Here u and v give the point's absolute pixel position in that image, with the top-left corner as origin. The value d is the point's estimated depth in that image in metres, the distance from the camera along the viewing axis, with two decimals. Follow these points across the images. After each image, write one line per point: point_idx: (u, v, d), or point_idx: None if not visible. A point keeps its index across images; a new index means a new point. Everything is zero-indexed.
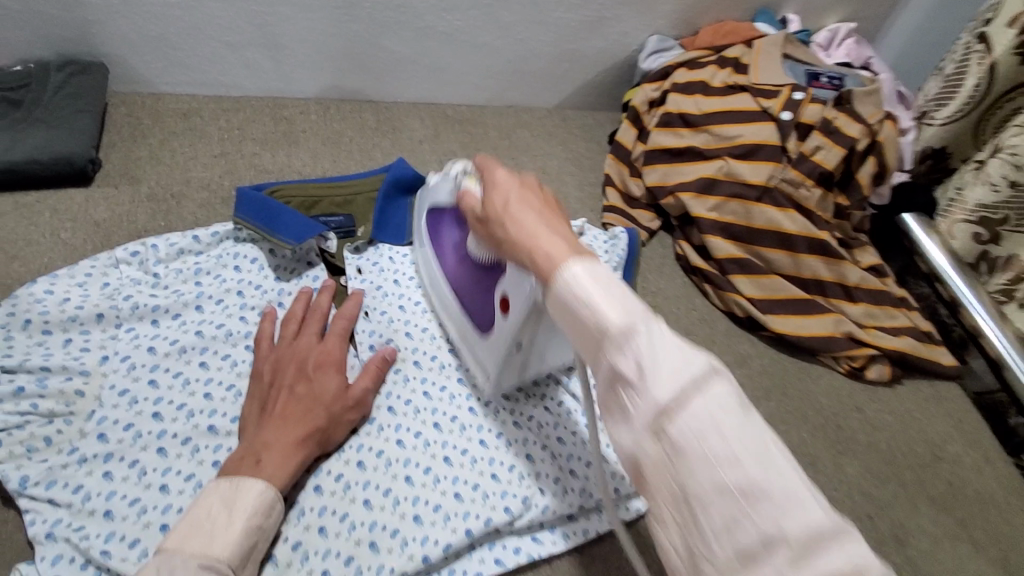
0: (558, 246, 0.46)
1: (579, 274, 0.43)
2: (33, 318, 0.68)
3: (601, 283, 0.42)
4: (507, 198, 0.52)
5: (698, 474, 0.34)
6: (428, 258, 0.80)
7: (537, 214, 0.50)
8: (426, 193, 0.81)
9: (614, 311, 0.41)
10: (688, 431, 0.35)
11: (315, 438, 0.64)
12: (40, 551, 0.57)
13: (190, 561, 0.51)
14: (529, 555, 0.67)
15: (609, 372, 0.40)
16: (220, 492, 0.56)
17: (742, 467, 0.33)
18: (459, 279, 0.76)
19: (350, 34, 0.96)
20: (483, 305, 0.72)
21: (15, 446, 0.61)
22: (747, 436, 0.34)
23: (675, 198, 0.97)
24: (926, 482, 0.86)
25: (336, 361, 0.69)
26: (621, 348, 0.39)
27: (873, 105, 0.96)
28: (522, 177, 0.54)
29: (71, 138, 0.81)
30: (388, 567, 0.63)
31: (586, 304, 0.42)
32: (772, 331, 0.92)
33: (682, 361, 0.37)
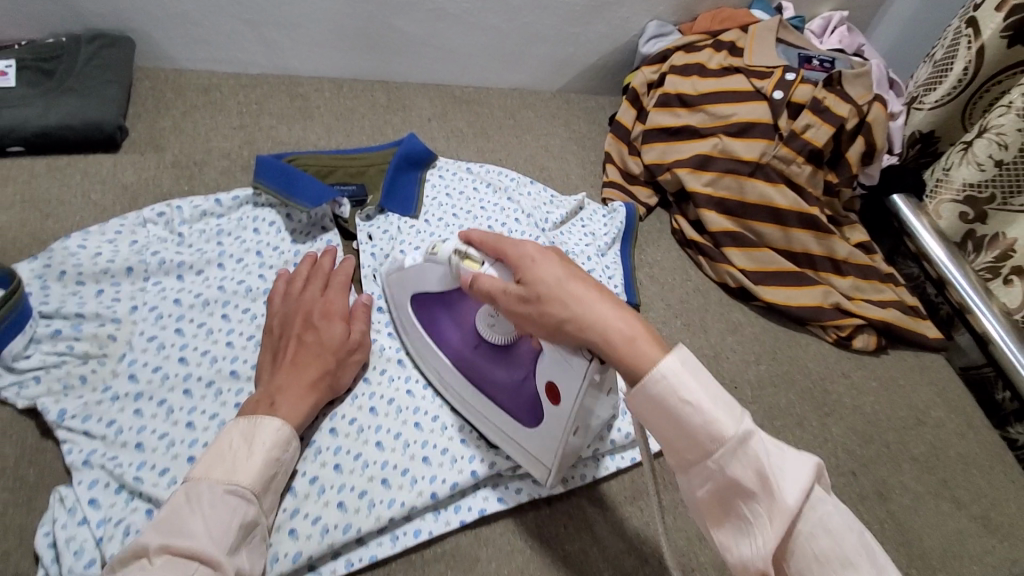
0: (642, 343, 0.49)
1: (679, 374, 0.47)
2: (67, 270, 0.72)
3: (703, 386, 0.47)
4: (557, 279, 0.53)
5: (819, 572, 0.44)
6: (431, 348, 0.76)
7: (599, 297, 0.52)
8: (399, 278, 0.76)
9: (730, 425, 0.46)
10: (807, 537, 0.45)
11: (326, 380, 0.68)
12: (77, 476, 0.61)
13: (214, 487, 0.54)
14: (530, 496, 0.72)
15: (721, 479, 0.47)
16: (240, 428, 0.59)
17: (855, 565, 0.43)
18: (483, 367, 0.72)
19: (363, 14, 1.00)
20: (521, 389, 0.69)
21: (53, 383, 0.66)
22: (852, 532, 0.44)
23: (671, 174, 1.02)
24: (909, 443, 0.89)
25: (339, 311, 0.73)
26: (739, 460, 0.46)
27: (862, 87, 1.01)
28: (559, 256, 0.56)
29: (101, 106, 0.86)
30: (399, 501, 0.67)
31: (697, 407, 0.47)
32: (763, 300, 0.97)
33: (796, 473, 0.46)
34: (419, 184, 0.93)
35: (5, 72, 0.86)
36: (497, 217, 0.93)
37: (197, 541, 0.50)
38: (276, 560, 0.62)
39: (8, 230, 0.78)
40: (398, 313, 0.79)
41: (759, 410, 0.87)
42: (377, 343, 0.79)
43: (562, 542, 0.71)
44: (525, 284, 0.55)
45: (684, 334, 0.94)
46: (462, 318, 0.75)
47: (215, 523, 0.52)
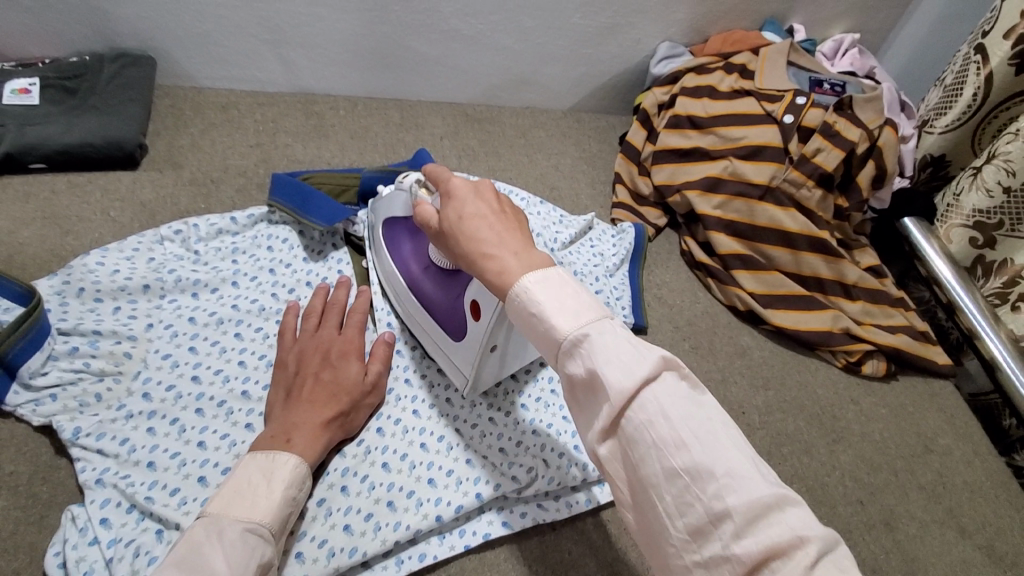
0: (514, 267, 0.49)
1: (531, 284, 0.48)
2: (86, 287, 0.74)
3: (552, 291, 0.47)
4: (462, 212, 0.55)
5: (653, 462, 0.41)
6: (387, 266, 0.82)
7: (492, 231, 0.53)
8: (378, 206, 0.84)
9: (569, 322, 0.45)
10: (639, 422, 0.41)
11: (339, 421, 0.68)
12: (90, 495, 0.62)
13: (236, 525, 0.53)
14: (535, 520, 0.72)
15: (568, 379, 0.46)
16: (258, 463, 0.59)
17: (689, 452, 0.40)
18: (424, 288, 0.77)
19: (379, 35, 1.02)
20: (450, 311, 0.74)
21: (69, 400, 0.67)
22: (691, 419, 0.41)
23: (681, 196, 1.02)
24: (917, 471, 0.88)
25: (357, 351, 0.74)
26: (577, 355, 0.45)
27: (873, 111, 1.01)
28: (474, 189, 0.56)
29: (122, 125, 0.88)
30: (405, 524, 0.68)
31: (543, 314, 0.46)
32: (772, 324, 0.97)
33: (636, 359, 0.43)
34: None
35: (28, 89, 0.87)
36: None
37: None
38: None
39: (28, 246, 0.80)
40: (374, 235, 0.85)
41: (765, 436, 0.87)
42: None
43: (563, 567, 0.71)
44: (438, 218, 0.58)
45: (691, 357, 0.94)
46: (421, 244, 0.79)
47: (236, 562, 0.50)
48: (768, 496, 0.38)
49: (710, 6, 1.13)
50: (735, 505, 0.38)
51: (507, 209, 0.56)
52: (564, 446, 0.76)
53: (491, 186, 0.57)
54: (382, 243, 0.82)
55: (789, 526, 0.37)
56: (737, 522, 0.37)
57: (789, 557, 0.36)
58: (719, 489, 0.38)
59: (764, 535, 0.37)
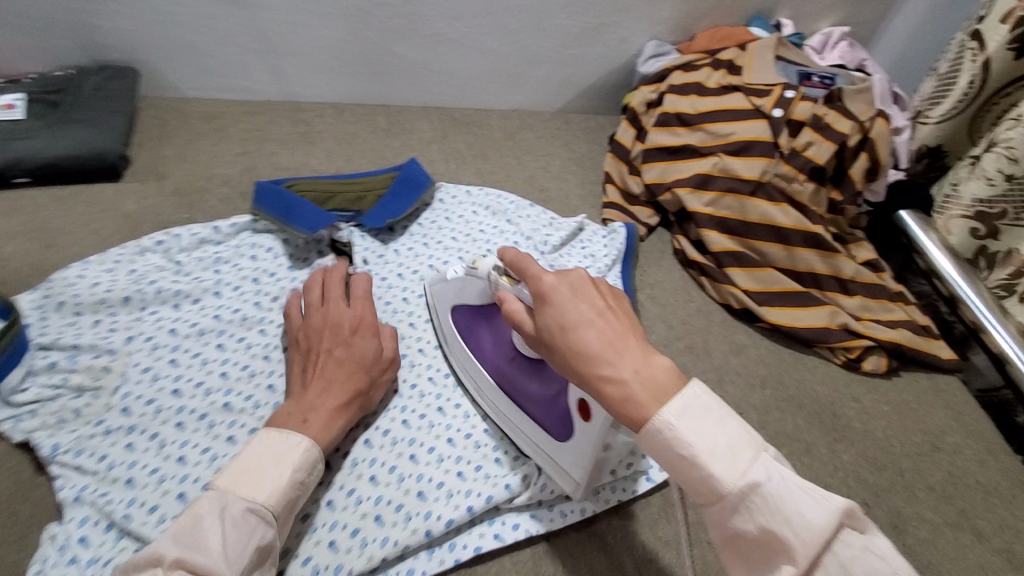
0: (642, 395, 0.47)
1: (677, 421, 0.45)
2: (67, 301, 0.73)
3: (699, 427, 0.45)
4: (565, 319, 0.52)
5: None
6: (464, 357, 0.78)
7: (603, 343, 0.49)
8: (441, 290, 0.80)
9: (731, 476, 0.44)
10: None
11: (357, 400, 0.68)
12: (68, 513, 0.61)
13: (238, 502, 0.52)
14: (528, 532, 0.70)
15: (730, 528, 0.45)
16: (270, 440, 0.58)
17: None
18: (515, 381, 0.73)
19: (364, 40, 1.01)
20: (550, 406, 0.69)
21: (48, 416, 0.66)
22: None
23: (672, 194, 1.01)
24: (924, 471, 0.86)
25: (367, 326, 0.73)
26: (744, 510, 0.44)
27: (864, 102, 0.99)
28: (571, 290, 0.53)
29: (104, 136, 0.88)
30: (392, 539, 0.65)
31: (694, 459, 0.44)
32: (768, 322, 0.94)
33: (812, 516, 0.42)
34: (411, 207, 0.92)
35: (13, 105, 0.86)
36: (496, 240, 0.93)
37: (212, 560, 0.48)
38: None
39: (12, 260, 0.79)
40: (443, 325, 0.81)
41: (766, 437, 0.85)
42: None
43: None
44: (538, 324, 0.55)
45: (687, 357, 0.92)
46: (499, 330, 0.77)
47: (233, 542, 0.50)
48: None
49: (695, 3, 1.12)
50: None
51: (609, 307, 0.53)
52: None
53: (586, 279, 0.54)
54: (458, 336, 0.79)
55: None
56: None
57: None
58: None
59: None
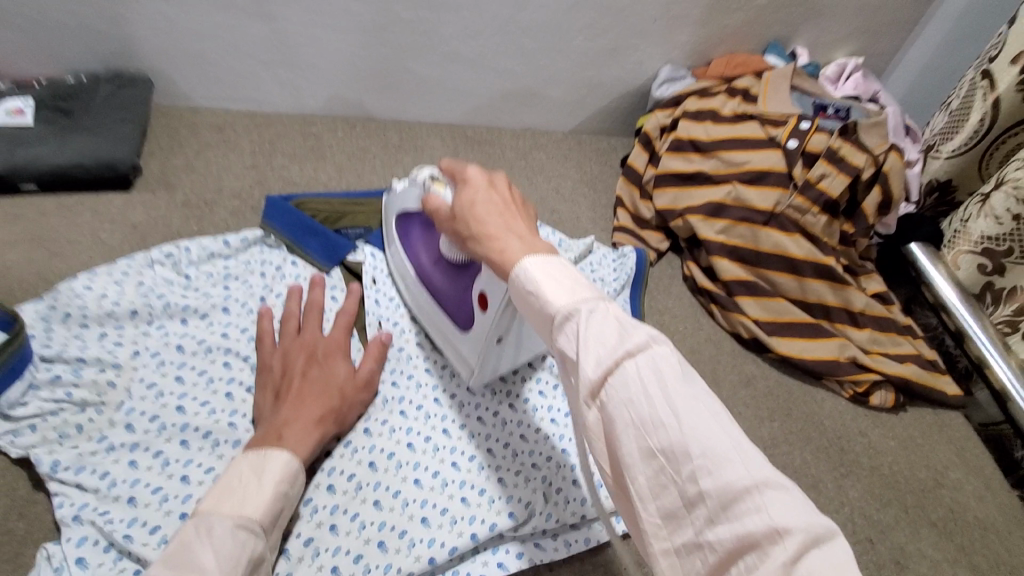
0: (516, 248, 0.54)
1: (530, 265, 0.51)
2: (72, 312, 0.71)
3: (553, 276, 0.50)
4: (474, 198, 0.60)
5: (631, 443, 0.41)
6: (400, 262, 0.83)
7: (500, 218, 0.58)
8: (392, 200, 0.84)
9: (561, 301, 0.48)
10: (620, 401, 0.41)
11: (331, 417, 0.67)
12: (67, 532, 0.58)
13: (224, 520, 0.52)
14: (532, 561, 0.67)
15: (559, 354, 0.48)
16: (249, 460, 0.57)
17: (666, 431, 0.39)
18: (434, 281, 0.78)
19: (379, 56, 1.01)
20: (459, 302, 0.75)
21: (48, 431, 0.64)
22: (674, 401, 0.40)
23: (683, 221, 1.01)
24: (927, 507, 0.86)
25: (344, 350, 0.73)
26: (565, 331, 0.47)
27: (879, 136, 0.99)
28: (489, 182, 0.62)
29: (116, 145, 0.86)
30: (396, 567, 0.62)
31: (539, 293, 0.49)
32: (778, 352, 0.94)
33: (621, 340, 0.44)
34: None
35: (22, 110, 0.84)
36: None
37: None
38: None
39: (15, 268, 0.77)
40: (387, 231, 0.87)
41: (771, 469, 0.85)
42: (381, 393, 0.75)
43: None
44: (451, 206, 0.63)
45: None
46: (432, 233, 0.81)
47: (225, 558, 0.50)
48: (748, 480, 0.37)
49: (711, 30, 1.12)
50: (710, 488, 0.38)
51: (520, 202, 0.61)
52: (562, 480, 0.72)
53: (505, 180, 0.62)
54: (395, 236, 0.84)
55: (769, 522, 0.36)
56: (711, 507, 0.38)
57: (765, 549, 0.36)
58: (695, 471, 0.38)
59: (742, 523, 0.36)
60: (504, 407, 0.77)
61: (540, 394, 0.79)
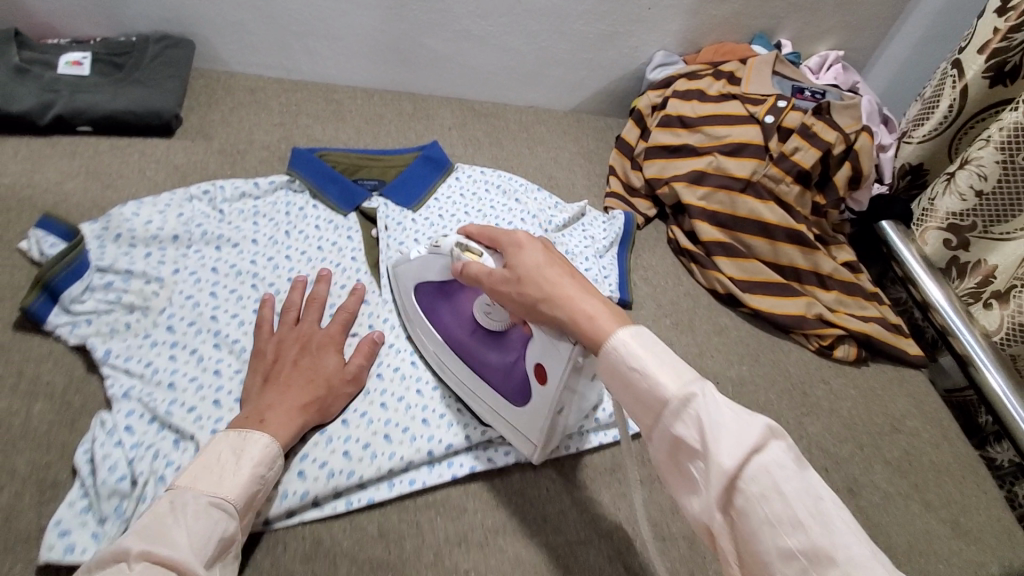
0: (603, 314, 0.57)
1: (626, 337, 0.54)
2: (123, 233, 0.81)
3: (650, 351, 0.53)
4: (538, 260, 0.62)
5: (768, 541, 0.44)
6: (429, 335, 0.81)
7: (573, 283, 0.60)
8: (407, 272, 0.82)
9: (671, 383, 0.51)
10: (753, 497, 0.45)
11: (316, 405, 0.70)
12: (116, 406, 0.68)
13: (199, 498, 0.56)
14: (518, 459, 0.76)
15: (669, 438, 0.51)
16: (230, 441, 0.62)
17: (807, 534, 0.43)
18: (475, 354, 0.77)
19: (398, 31, 1.12)
20: (510, 375, 0.74)
21: (101, 326, 0.74)
22: (806, 500, 0.44)
23: (669, 188, 1.10)
24: (882, 447, 0.94)
25: (336, 344, 0.76)
26: (678, 416, 0.50)
27: (850, 117, 1.10)
28: (543, 245, 0.65)
29: (161, 96, 0.97)
30: (399, 454, 0.72)
31: (642, 369, 0.52)
32: (750, 307, 1.03)
33: (746, 432, 0.47)
34: (434, 183, 1.02)
35: (81, 62, 0.96)
36: (504, 217, 1.02)
37: (179, 551, 0.51)
38: (284, 496, 0.67)
39: (73, 195, 0.87)
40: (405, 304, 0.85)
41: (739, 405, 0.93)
42: (389, 321, 0.86)
43: (539, 502, 0.74)
44: (511, 267, 0.64)
45: (672, 331, 1.00)
46: (461, 307, 0.80)
47: (196, 535, 0.53)
48: None
49: (703, 19, 1.22)
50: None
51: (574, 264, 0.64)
52: None
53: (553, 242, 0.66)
54: (419, 310, 0.82)
55: None
56: None
57: None
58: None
59: None
60: None
61: None
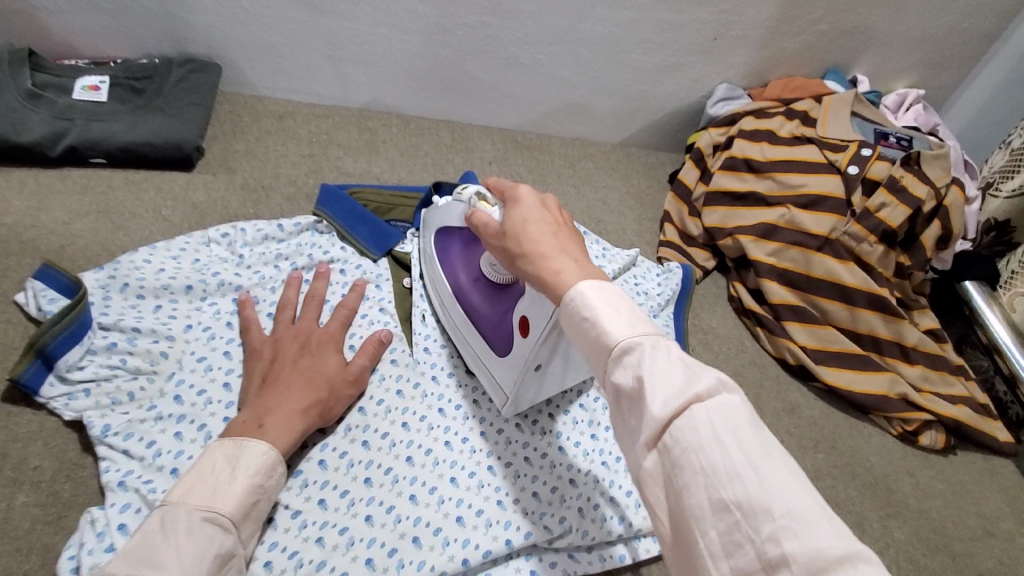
0: (572, 270, 0.49)
1: (587, 291, 0.47)
2: (130, 283, 0.73)
3: (610, 302, 0.46)
4: (526, 215, 0.55)
5: (698, 493, 0.37)
6: (436, 274, 0.80)
7: (554, 241, 0.53)
8: (433, 214, 0.83)
9: (620, 330, 0.45)
10: (687, 444, 0.38)
11: (317, 409, 0.65)
12: (111, 498, 0.59)
13: (192, 514, 0.51)
14: (565, 572, 0.66)
15: (612, 389, 0.44)
16: (225, 450, 0.57)
17: (744, 485, 0.36)
18: (471, 300, 0.75)
19: (439, 57, 1.02)
20: (498, 324, 0.72)
21: (102, 396, 0.65)
22: (748, 450, 0.37)
23: (733, 240, 0.99)
24: (976, 557, 0.81)
25: (336, 343, 0.72)
26: (622, 363, 0.43)
27: (941, 168, 0.96)
28: (540, 200, 0.57)
29: (182, 127, 0.89)
30: (429, 564, 0.62)
31: (595, 319, 0.46)
32: (824, 382, 0.91)
33: (691, 379, 0.40)
34: None
35: (98, 87, 0.88)
36: None
37: None
38: None
39: (81, 237, 0.79)
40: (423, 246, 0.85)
41: None
42: (421, 387, 0.75)
43: None
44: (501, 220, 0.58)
45: None
46: (472, 253, 0.78)
47: (191, 555, 0.48)
48: (837, 547, 0.33)
49: (773, 50, 1.11)
50: (793, 550, 0.33)
51: (570, 222, 0.56)
52: (601, 495, 0.71)
53: (556, 200, 0.58)
54: (432, 249, 0.82)
55: None
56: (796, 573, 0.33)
57: None
58: (777, 531, 0.34)
59: None
60: (543, 415, 0.76)
61: (582, 406, 0.78)
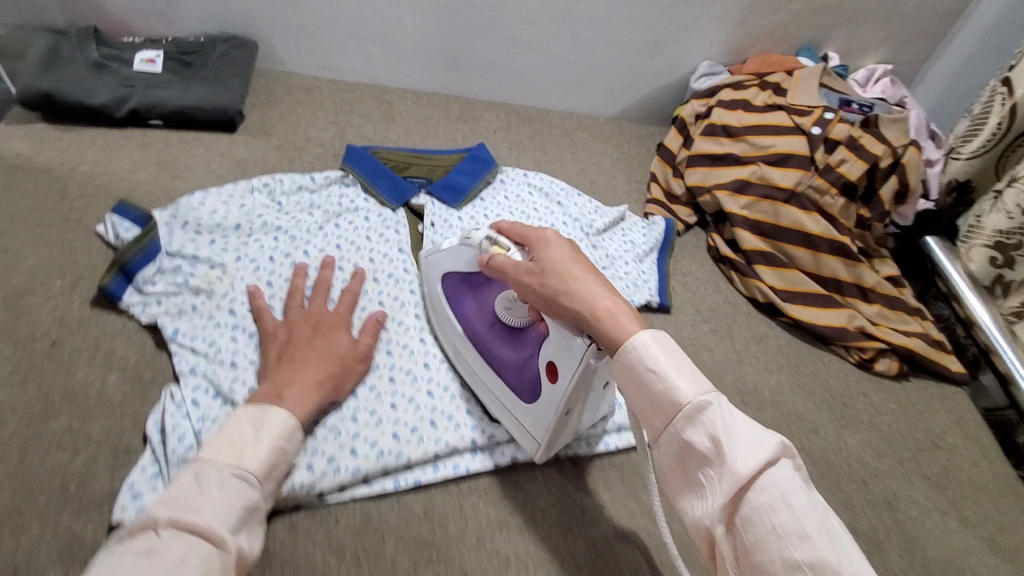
0: (623, 318, 0.58)
1: (649, 346, 0.55)
2: (189, 220, 0.86)
3: (671, 357, 0.55)
4: (564, 257, 0.64)
5: (771, 550, 0.45)
6: (451, 329, 0.82)
7: (596, 283, 0.61)
8: (435, 260, 0.84)
9: (689, 390, 0.53)
10: (762, 504, 0.47)
11: (331, 381, 0.70)
12: (184, 381, 0.72)
13: (222, 470, 0.52)
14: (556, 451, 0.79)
15: (683, 445, 0.53)
16: (250, 415, 0.58)
17: (813, 544, 0.43)
18: (491, 348, 0.78)
19: (449, 36, 1.15)
20: (521, 371, 0.75)
21: (170, 307, 0.78)
22: (812, 511, 0.45)
23: (711, 196, 1.11)
24: (921, 462, 0.92)
25: (345, 325, 0.77)
26: (695, 424, 0.52)
27: (898, 131, 1.08)
28: (567, 243, 0.66)
29: (226, 94, 1.02)
30: (444, 440, 0.75)
31: (661, 373, 0.54)
32: (790, 316, 1.03)
33: (759, 443, 0.49)
34: (480, 179, 1.04)
35: (154, 59, 1.01)
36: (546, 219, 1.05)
37: (205, 519, 0.46)
38: (338, 472, 0.69)
39: (144, 184, 0.92)
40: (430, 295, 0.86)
41: (775, 412, 0.94)
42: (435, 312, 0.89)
43: (578, 497, 0.76)
44: (538, 262, 0.65)
45: (711, 337, 1.01)
46: (484, 298, 0.81)
47: (224, 502, 0.49)
48: None
49: (750, 29, 1.23)
50: None
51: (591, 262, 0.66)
52: None
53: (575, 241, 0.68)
54: (444, 299, 0.83)
55: None
56: None
57: None
58: None
59: None
60: None
61: None
